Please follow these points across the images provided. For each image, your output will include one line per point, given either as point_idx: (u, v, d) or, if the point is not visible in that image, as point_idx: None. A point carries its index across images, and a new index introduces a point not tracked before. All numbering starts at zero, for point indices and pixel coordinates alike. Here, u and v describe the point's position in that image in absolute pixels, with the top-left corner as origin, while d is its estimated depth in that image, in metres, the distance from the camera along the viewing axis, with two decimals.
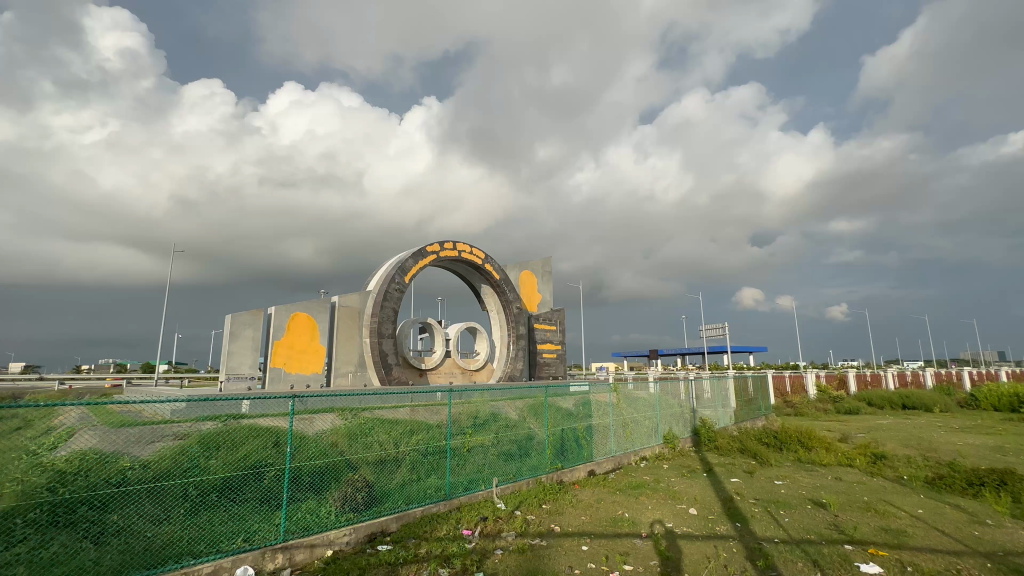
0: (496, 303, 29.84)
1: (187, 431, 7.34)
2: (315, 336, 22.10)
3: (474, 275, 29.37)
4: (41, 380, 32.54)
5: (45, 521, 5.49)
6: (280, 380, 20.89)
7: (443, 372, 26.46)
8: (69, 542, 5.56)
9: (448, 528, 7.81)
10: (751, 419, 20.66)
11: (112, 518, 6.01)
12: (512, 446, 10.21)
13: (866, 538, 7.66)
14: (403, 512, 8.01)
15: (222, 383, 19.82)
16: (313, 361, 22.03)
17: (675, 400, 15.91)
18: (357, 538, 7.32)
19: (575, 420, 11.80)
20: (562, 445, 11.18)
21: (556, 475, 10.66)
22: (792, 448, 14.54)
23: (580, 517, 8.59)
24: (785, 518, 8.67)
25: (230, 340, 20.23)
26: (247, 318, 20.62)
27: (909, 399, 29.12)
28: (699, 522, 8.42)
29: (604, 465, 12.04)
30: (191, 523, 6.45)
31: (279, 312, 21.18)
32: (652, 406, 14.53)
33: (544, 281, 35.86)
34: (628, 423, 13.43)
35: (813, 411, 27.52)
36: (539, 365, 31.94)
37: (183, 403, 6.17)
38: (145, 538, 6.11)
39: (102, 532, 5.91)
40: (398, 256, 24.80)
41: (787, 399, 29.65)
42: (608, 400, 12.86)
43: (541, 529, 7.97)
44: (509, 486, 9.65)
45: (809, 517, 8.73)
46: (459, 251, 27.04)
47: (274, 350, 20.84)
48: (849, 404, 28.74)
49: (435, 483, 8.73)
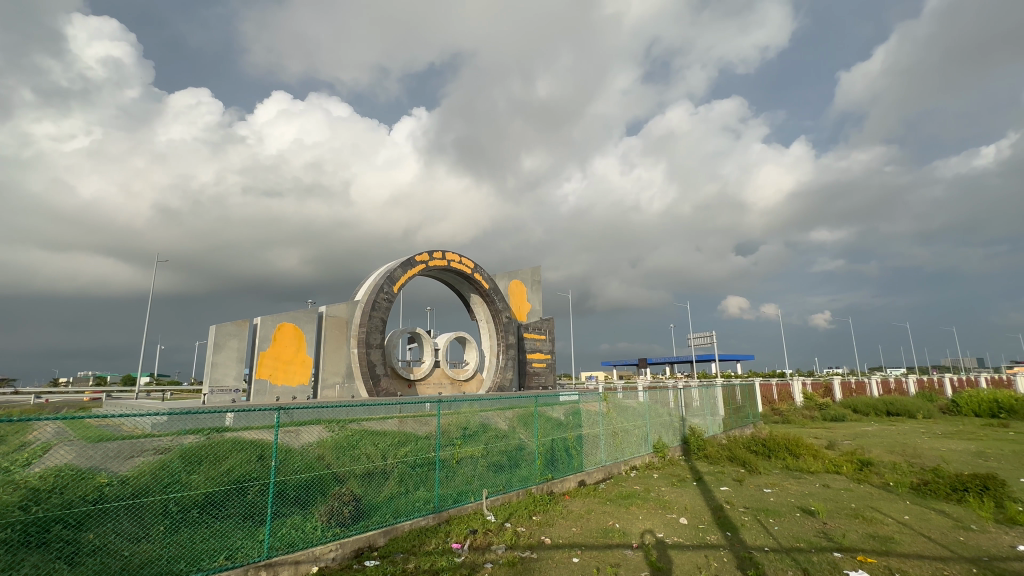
0: (485, 312, 29.72)
1: (167, 445, 7.27)
2: (302, 346, 21.79)
3: (463, 284, 29.28)
4: (17, 394, 31.82)
5: (17, 541, 5.28)
6: (265, 392, 20.54)
7: (432, 383, 26.23)
8: (41, 563, 5.34)
9: (437, 541, 7.68)
10: (739, 427, 20.84)
11: (88, 537, 5.76)
12: (502, 457, 10.06)
13: (854, 545, 7.70)
14: (392, 526, 7.83)
15: (205, 395, 19.38)
16: (300, 373, 21.67)
17: (664, 409, 15.96)
18: (344, 554, 7.12)
19: (565, 430, 11.81)
20: (552, 455, 11.12)
21: (547, 486, 10.56)
22: (780, 456, 14.63)
23: (572, 528, 8.53)
24: (775, 526, 8.70)
25: (214, 351, 19.82)
26: (232, 328, 20.26)
27: (892, 405, 29.62)
28: (690, 532, 8.39)
29: (595, 474, 11.99)
30: (172, 541, 6.26)
31: (265, 323, 20.85)
32: (642, 415, 14.54)
33: (533, 290, 35.95)
34: (619, 432, 13.42)
35: (800, 418, 27.79)
36: (528, 374, 31.85)
37: (165, 415, 5.86)
38: (122, 557, 5.91)
39: (76, 553, 5.66)
40: (387, 265, 24.68)
41: (775, 408, 30.09)
42: (597, 409, 12.93)
43: (532, 541, 7.89)
44: (499, 498, 9.52)
45: (798, 525, 8.76)
46: (448, 260, 27.00)
47: (259, 361, 20.48)
48: (834, 410, 29.05)
49: (424, 496, 8.60)
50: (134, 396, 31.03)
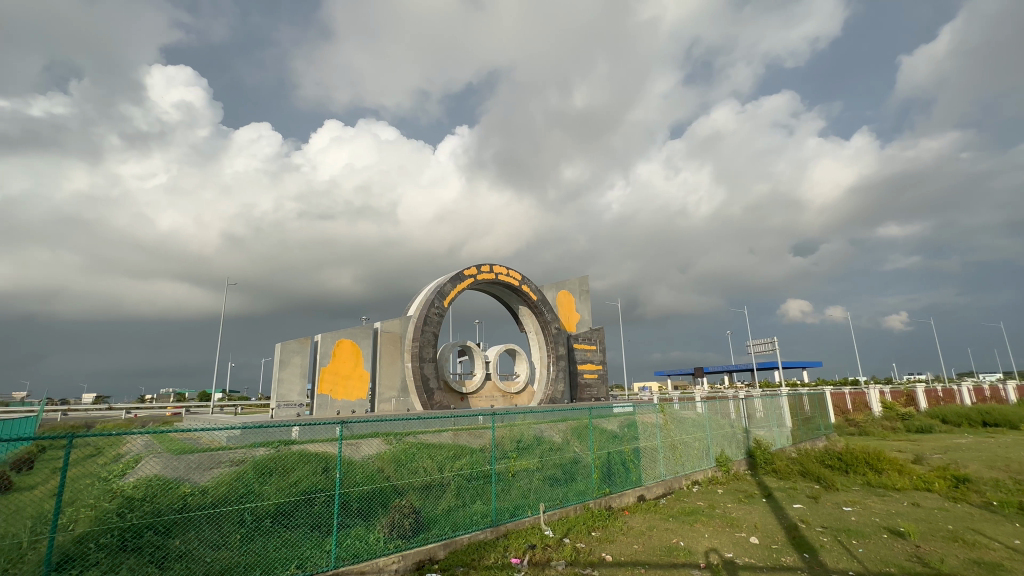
0: (534, 323, 29.64)
1: (241, 457, 7.79)
2: (360, 362, 22.58)
3: (512, 297, 29.40)
4: (111, 410, 35.15)
5: (115, 546, 5.84)
6: (327, 407, 21.44)
7: (483, 396, 26.38)
8: (136, 565, 5.84)
9: (496, 556, 7.65)
10: (810, 439, 19.49)
11: (174, 543, 6.19)
12: (557, 470, 9.95)
13: (955, 572, 6.94)
14: (451, 539, 7.86)
15: (273, 410, 20.48)
16: (358, 387, 22.45)
17: (725, 421, 15.19)
18: (406, 566, 7.20)
19: (621, 442, 11.52)
20: (608, 469, 10.84)
21: (605, 501, 10.29)
22: (860, 471, 13.51)
23: (633, 546, 8.22)
24: (859, 548, 7.99)
25: (280, 368, 20.95)
26: (295, 345, 21.38)
27: (989, 415, 26.64)
28: (763, 552, 7.87)
29: (654, 489, 11.56)
30: (248, 549, 6.52)
31: (325, 340, 21.86)
32: (702, 427, 13.90)
33: (582, 300, 35.59)
34: (678, 445, 12.88)
35: (880, 430, 25.58)
36: (579, 386, 31.40)
37: (238, 431, 5.99)
38: (205, 564, 6.19)
39: (165, 558, 6.09)
40: (437, 280, 25.27)
41: (849, 419, 27.87)
42: (654, 421, 12.55)
43: (592, 558, 7.67)
44: (556, 512, 9.36)
45: (886, 548, 8.01)
46: (496, 273, 27.27)
47: (321, 376, 21.42)
48: (919, 421, 26.52)
49: (481, 509, 8.56)
50: (210, 411, 33.39)
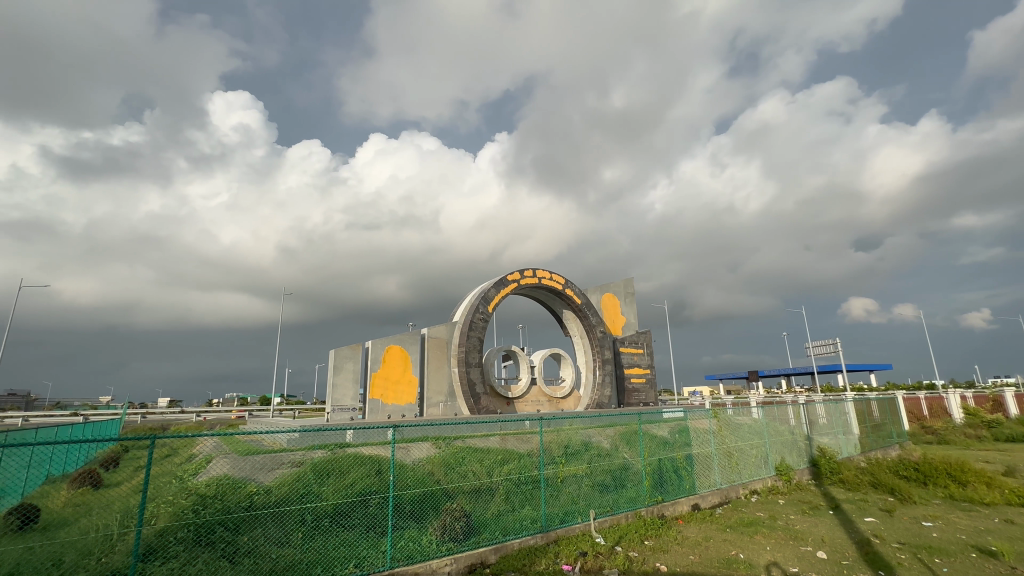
0: (578, 327, 29.31)
1: (301, 459, 8.16)
2: (408, 367, 23.17)
3: (556, 301, 29.25)
4: (183, 415, 37.83)
5: (192, 539, 6.31)
6: (378, 411, 22.13)
7: (529, 401, 26.35)
8: (210, 559, 6.23)
9: (547, 562, 7.59)
10: (881, 448, 18.12)
11: (243, 539, 6.56)
12: (606, 476, 9.80)
13: None
14: (502, 543, 7.88)
15: (328, 414, 21.37)
16: (407, 392, 23.03)
17: (785, 427, 14.40)
18: (458, 568, 7.29)
19: (672, 449, 11.18)
20: (660, 476, 10.53)
21: (657, 509, 9.99)
22: (940, 483, 12.42)
23: (689, 556, 7.95)
24: (943, 567, 7.34)
25: (334, 373, 21.85)
26: (348, 351, 22.23)
27: None
28: (831, 568, 7.40)
29: (709, 498, 11.11)
30: (310, 546, 6.82)
31: (375, 346, 22.58)
32: (760, 433, 13.23)
33: (627, 302, 34.90)
34: (734, 452, 12.33)
35: (962, 439, 23.39)
36: (627, 391, 30.73)
37: (297, 433, 6.35)
38: (270, 559, 6.51)
39: (235, 553, 6.47)
40: (480, 286, 25.55)
41: (926, 426, 25.66)
42: (707, 427, 12.11)
43: (646, 568, 7.47)
44: (607, 519, 9.19)
45: (975, 568, 7.32)
46: (540, 278, 27.24)
47: (372, 382, 22.15)
48: (1009, 429, 24.04)
49: (531, 515, 8.55)
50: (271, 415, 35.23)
